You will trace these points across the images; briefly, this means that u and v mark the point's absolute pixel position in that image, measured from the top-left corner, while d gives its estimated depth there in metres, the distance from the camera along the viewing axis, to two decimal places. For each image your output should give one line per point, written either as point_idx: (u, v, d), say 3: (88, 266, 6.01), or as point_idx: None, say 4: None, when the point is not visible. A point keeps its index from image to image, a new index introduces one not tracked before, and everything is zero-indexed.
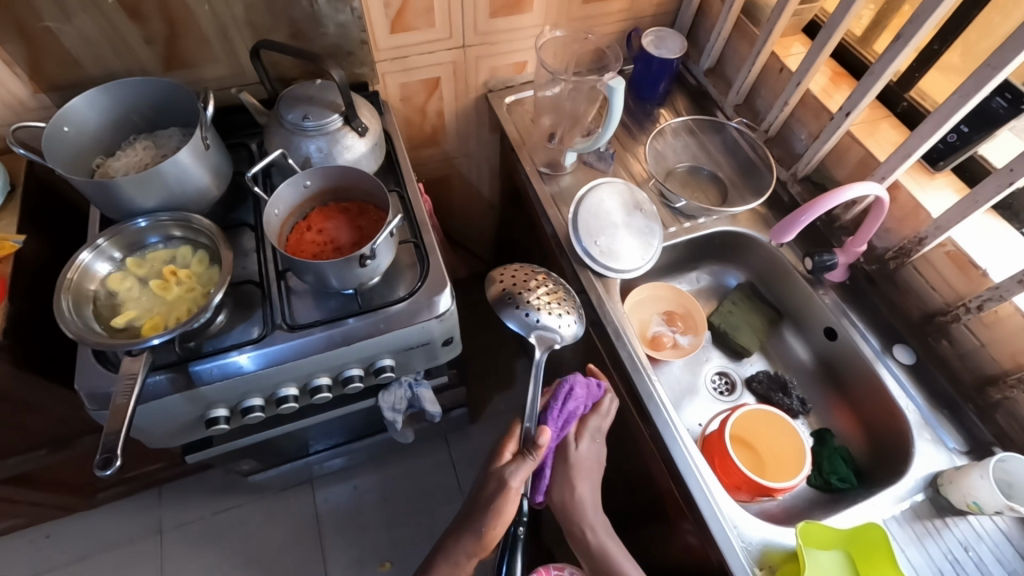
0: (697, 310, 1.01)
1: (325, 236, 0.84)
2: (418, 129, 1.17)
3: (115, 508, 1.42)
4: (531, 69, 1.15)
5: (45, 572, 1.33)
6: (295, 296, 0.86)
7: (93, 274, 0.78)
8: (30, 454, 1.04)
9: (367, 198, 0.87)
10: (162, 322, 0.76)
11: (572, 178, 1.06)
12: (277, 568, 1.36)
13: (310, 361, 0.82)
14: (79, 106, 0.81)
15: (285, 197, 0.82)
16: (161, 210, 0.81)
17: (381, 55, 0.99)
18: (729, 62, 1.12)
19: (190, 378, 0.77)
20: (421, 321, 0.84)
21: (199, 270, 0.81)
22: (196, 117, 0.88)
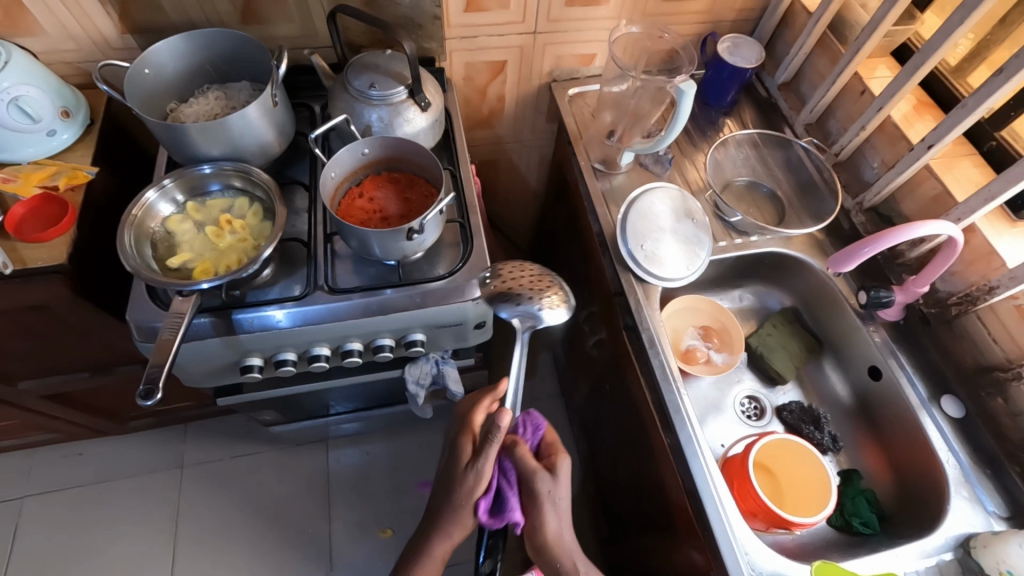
0: (734, 329, 0.99)
1: (374, 205, 0.85)
2: (476, 110, 1.17)
3: (143, 437, 1.50)
4: (597, 62, 1.13)
5: (75, 486, 1.42)
6: (338, 259, 0.87)
7: (155, 213, 0.81)
8: (76, 374, 1.11)
9: (420, 172, 0.87)
10: (212, 268, 0.78)
11: (624, 178, 1.04)
12: (284, 519, 1.41)
13: (344, 324, 0.84)
14: (160, 50, 0.84)
15: (342, 161, 0.83)
16: (225, 159, 0.84)
17: (450, 32, 0.99)
18: (805, 78, 1.07)
19: (231, 324, 0.80)
20: (456, 301, 0.85)
21: (253, 223, 0.83)
22: (267, 74, 0.90)
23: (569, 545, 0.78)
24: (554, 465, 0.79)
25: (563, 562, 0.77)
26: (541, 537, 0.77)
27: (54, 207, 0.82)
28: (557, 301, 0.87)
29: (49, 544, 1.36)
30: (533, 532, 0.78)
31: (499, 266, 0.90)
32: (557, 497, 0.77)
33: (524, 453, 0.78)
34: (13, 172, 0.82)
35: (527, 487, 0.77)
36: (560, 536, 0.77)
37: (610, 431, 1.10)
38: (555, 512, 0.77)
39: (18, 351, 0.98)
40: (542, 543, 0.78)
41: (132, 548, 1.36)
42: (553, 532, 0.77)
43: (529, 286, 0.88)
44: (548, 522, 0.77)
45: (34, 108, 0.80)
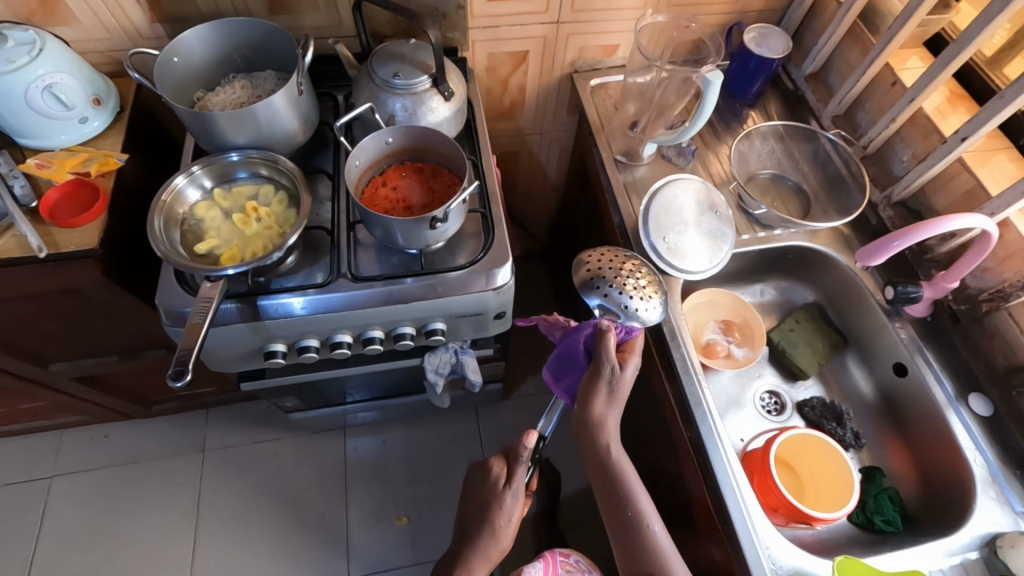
0: (756, 323, 0.98)
1: (398, 194, 0.85)
2: (498, 101, 1.17)
3: (166, 421, 1.53)
4: (621, 53, 1.12)
5: (102, 467, 1.46)
6: (361, 248, 0.88)
7: (183, 199, 0.82)
8: (104, 357, 1.13)
9: (443, 162, 0.88)
10: (239, 254, 0.80)
11: (647, 170, 1.04)
12: (303, 504, 1.44)
13: (366, 312, 0.85)
14: (189, 38, 0.85)
15: (367, 150, 0.84)
16: (251, 148, 0.84)
17: (474, 22, 0.99)
18: (833, 70, 1.05)
19: (257, 311, 0.81)
20: (477, 291, 0.86)
21: (278, 210, 0.84)
22: (292, 63, 0.91)
23: (611, 430, 0.77)
24: (629, 359, 0.79)
25: (598, 438, 0.77)
26: (588, 412, 0.78)
27: (87, 192, 0.84)
28: (650, 292, 0.84)
29: (77, 523, 1.40)
30: (583, 404, 0.78)
31: (583, 256, 0.90)
32: (622, 379, 0.77)
33: (607, 340, 0.78)
34: (47, 159, 0.84)
35: (596, 363, 0.78)
36: (605, 420, 0.77)
37: (629, 423, 1.10)
38: (613, 394, 0.77)
39: (51, 333, 1.01)
40: (588, 416, 0.78)
41: (155, 528, 1.40)
42: (601, 410, 0.77)
43: (614, 270, 0.86)
44: (600, 400, 0.77)
45: (68, 95, 0.82)
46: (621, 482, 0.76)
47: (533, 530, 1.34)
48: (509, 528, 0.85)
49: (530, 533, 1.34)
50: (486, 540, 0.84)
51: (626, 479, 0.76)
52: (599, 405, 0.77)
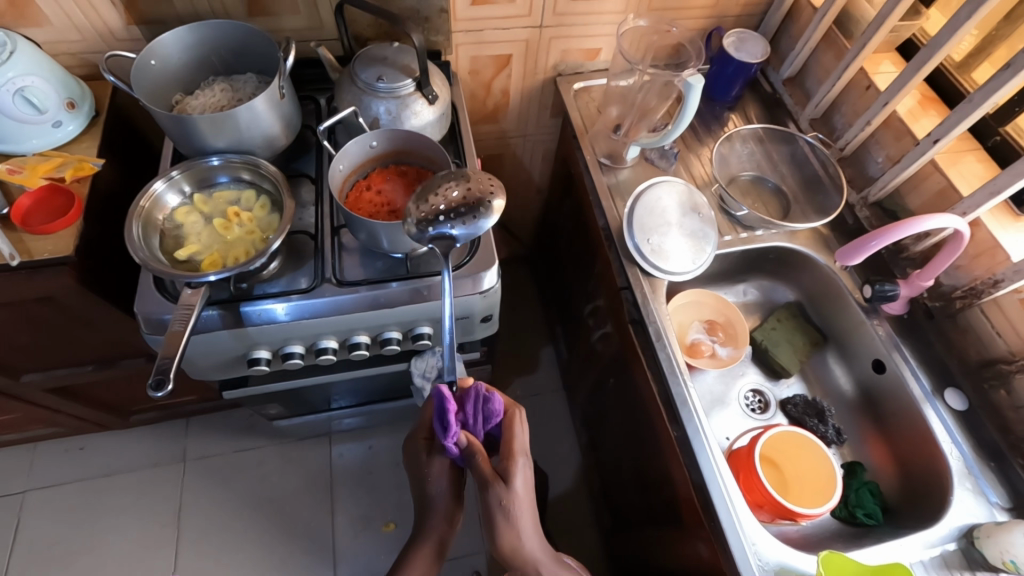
0: (739, 323, 0.99)
1: (383, 198, 0.85)
2: (482, 104, 1.17)
3: (145, 431, 1.49)
4: (603, 57, 1.13)
5: (77, 481, 1.42)
6: (346, 252, 0.87)
7: (163, 204, 0.81)
8: (80, 367, 1.10)
9: (428, 165, 0.88)
10: (221, 259, 0.78)
11: (630, 172, 1.05)
12: (288, 513, 1.42)
13: (352, 317, 0.84)
14: (167, 41, 0.84)
15: (351, 154, 0.83)
16: (232, 151, 0.83)
17: (457, 26, 0.99)
18: (810, 74, 1.08)
19: (240, 317, 0.80)
20: (464, 294, 0.86)
21: (260, 215, 0.83)
22: (273, 66, 0.90)
23: (531, 551, 0.71)
24: (513, 466, 0.72)
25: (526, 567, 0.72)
26: (502, 547, 0.71)
27: (62, 199, 0.82)
28: None
29: (52, 538, 1.35)
30: (493, 542, 0.72)
31: None
32: (516, 502, 0.70)
33: (478, 453, 0.72)
34: (19, 164, 0.82)
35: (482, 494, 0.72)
36: (522, 547, 0.71)
37: (616, 423, 1.11)
38: (517, 515, 0.70)
39: (24, 343, 0.98)
40: (503, 553, 0.72)
41: (135, 542, 1.36)
42: (514, 542, 0.71)
43: None
44: (508, 529, 0.71)
45: (40, 99, 0.80)
46: None
47: None
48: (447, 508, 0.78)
49: None
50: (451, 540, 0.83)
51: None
52: (515, 541, 0.71)
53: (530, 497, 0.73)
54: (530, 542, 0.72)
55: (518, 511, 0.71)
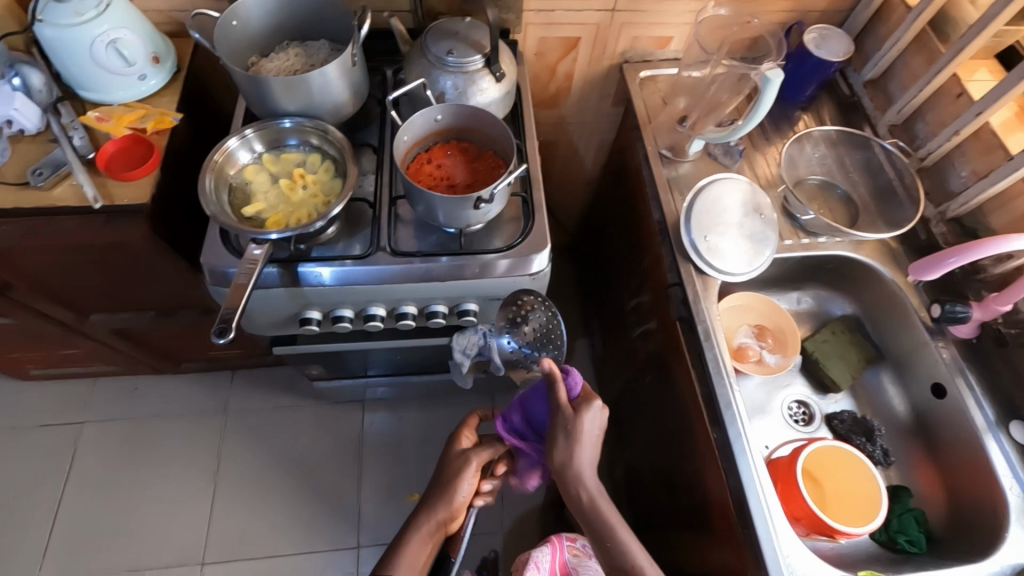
0: (790, 331, 0.96)
1: (442, 172, 0.85)
2: (544, 87, 1.16)
3: (191, 380, 1.57)
4: (674, 46, 1.10)
5: (128, 419, 1.51)
6: (401, 223, 0.89)
7: (234, 161, 0.83)
8: (141, 314, 1.16)
9: (488, 144, 0.88)
10: (284, 220, 0.81)
11: (691, 167, 1.02)
12: (317, 472, 1.47)
13: (403, 286, 0.86)
14: (249, 3, 0.86)
15: (416, 125, 0.84)
16: (302, 116, 0.85)
17: (529, 5, 0.98)
18: (894, 77, 1.02)
19: (297, 277, 0.83)
20: (513, 275, 0.86)
21: (324, 179, 0.85)
22: (346, 34, 0.92)
23: (583, 474, 0.77)
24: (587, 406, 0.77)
25: (575, 488, 0.77)
26: (554, 462, 0.77)
27: (142, 148, 0.85)
28: None
29: (103, 468, 1.45)
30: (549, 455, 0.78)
31: None
32: (584, 441, 0.76)
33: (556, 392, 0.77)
34: (107, 113, 0.86)
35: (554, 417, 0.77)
36: (574, 465, 0.76)
37: (649, 424, 1.10)
38: (587, 451, 0.77)
39: (94, 286, 1.04)
40: (556, 468, 0.77)
41: (176, 481, 1.45)
42: (565, 460, 0.76)
43: None
44: (564, 450, 0.76)
45: (130, 52, 0.83)
46: (602, 518, 0.77)
47: (540, 518, 1.36)
48: (467, 487, 0.86)
49: (536, 521, 1.36)
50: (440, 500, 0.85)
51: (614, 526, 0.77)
52: (574, 459, 0.76)
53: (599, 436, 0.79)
54: (585, 475, 0.77)
55: (595, 429, 0.77)
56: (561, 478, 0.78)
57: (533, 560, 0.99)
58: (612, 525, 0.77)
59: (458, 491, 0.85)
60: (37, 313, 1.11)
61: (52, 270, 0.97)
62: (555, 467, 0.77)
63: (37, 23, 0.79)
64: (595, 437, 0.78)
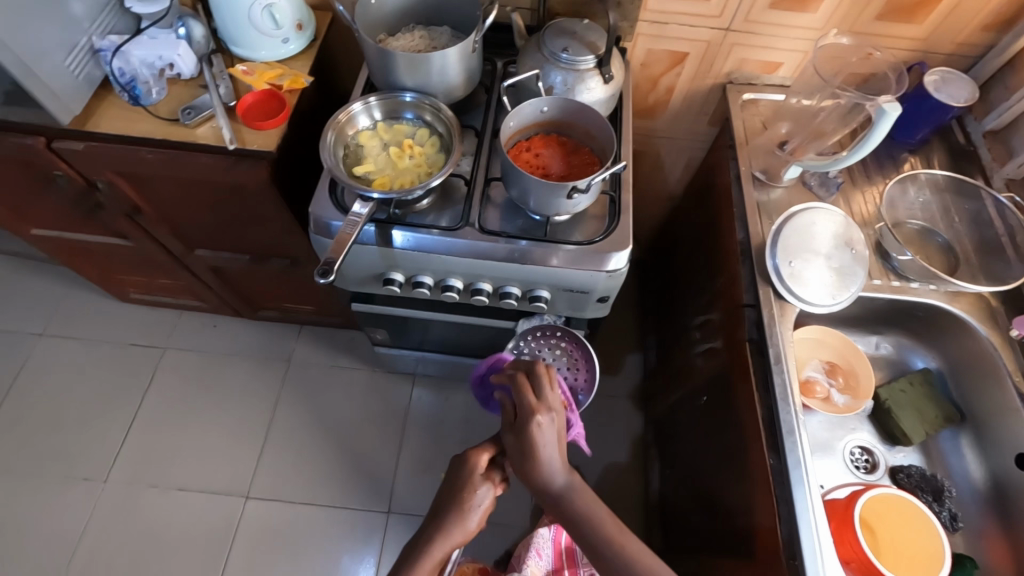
0: (864, 372, 0.93)
1: (540, 161, 0.89)
2: (643, 98, 1.18)
3: (263, 327, 1.69)
4: (783, 72, 1.09)
5: (204, 352, 1.65)
6: (491, 204, 0.93)
7: (353, 124, 0.91)
8: (238, 256, 1.27)
9: (586, 141, 0.91)
10: (389, 183, 0.87)
11: (783, 193, 1.01)
12: (362, 433, 1.54)
13: (484, 263, 0.90)
14: None
15: (523, 114, 0.88)
16: (420, 92, 0.92)
17: (645, 15, 1.01)
18: (1019, 131, 0.97)
19: (389, 238, 0.89)
20: (590, 269, 0.89)
21: (429, 152, 0.90)
22: (470, 23, 0.98)
23: (551, 470, 0.78)
24: (542, 408, 0.77)
25: (548, 486, 0.78)
26: (522, 466, 0.78)
27: (275, 103, 0.93)
28: None
29: (176, 392, 1.59)
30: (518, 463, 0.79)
31: None
32: (543, 441, 0.77)
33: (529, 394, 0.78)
34: (252, 68, 0.96)
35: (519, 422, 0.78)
36: (539, 462, 0.77)
37: (698, 445, 1.08)
38: (547, 449, 0.77)
39: (206, 223, 1.15)
40: (524, 471, 0.79)
41: (236, 416, 1.56)
42: (535, 461, 0.77)
43: None
44: (526, 450, 0.77)
45: (281, 16, 0.93)
46: (573, 509, 0.78)
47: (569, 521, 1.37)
48: (479, 513, 0.81)
49: None
50: (454, 527, 0.79)
51: (589, 513, 0.77)
52: (541, 457, 0.77)
53: (559, 439, 0.79)
54: (554, 472, 0.78)
55: (556, 425, 0.79)
56: (524, 474, 0.79)
57: (535, 546, 1.03)
58: (584, 512, 0.77)
59: (469, 519, 0.80)
60: (153, 240, 1.24)
61: (176, 203, 1.08)
62: (524, 472, 0.79)
63: None
64: (551, 438, 0.78)
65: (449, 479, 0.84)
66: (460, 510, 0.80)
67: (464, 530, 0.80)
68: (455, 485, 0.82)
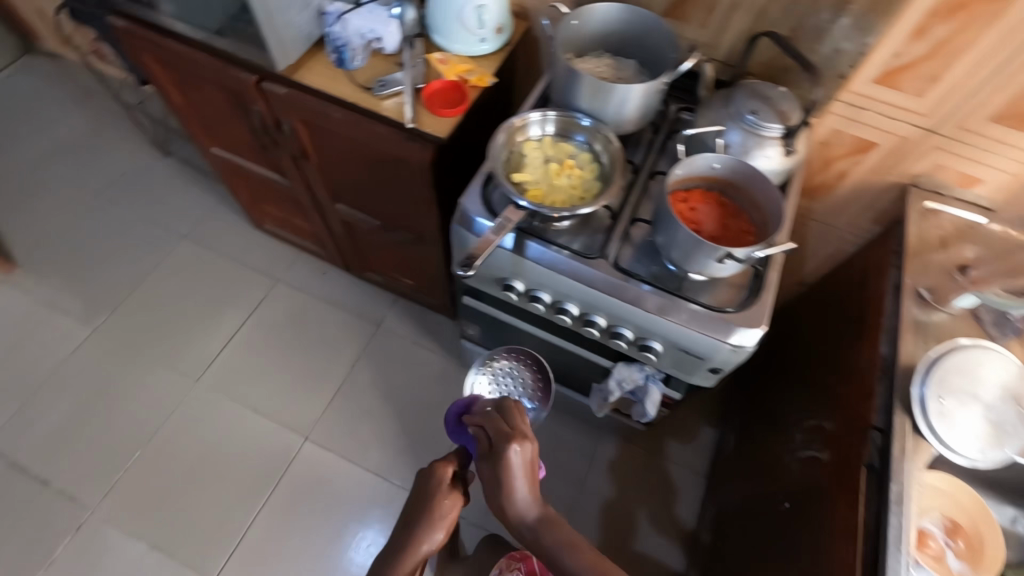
0: (989, 541, 0.82)
1: (695, 216, 0.86)
2: (809, 176, 1.12)
3: (365, 288, 1.79)
4: (982, 190, 0.98)
5: (309, 294, 1.77)
6: (630, 242, 0.92)
7: (523, 132, 0.93)
8: (371, 220, 1.36)
9: (748, 208, 0.88)
10: (542, 196, 0.88)
11: (946, 320, 0.91)
12: (424, 416, 1.59)
13: (606, 299, 0.89)
14: (595, 12, 0.97)
15: (693, 166, 0.87)
16: (595, 118, 0.93)
17: (843, 96, 0.95)
18: None
19: (523, 247, 0.90)
20: (714, 337, 0.85)
21: (587, 177, 0.91)
22: (659, 64, 0.99)
23: (524, 496, 0.77)
24: (515, 438, 0.78)
25: (518, 508, 0.77)
26: (493, 488, 0.78)
27: (455, 95, 0.98)
28: None
29: (276, 322, 1.72)
30: (489, 485, 0.78)
31: None
32: (516, 468, 0.77)
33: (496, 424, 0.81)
34: (447, 58, 1.02)
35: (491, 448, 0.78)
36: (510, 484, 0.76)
37: (766, 551, 1.00)
38: (517, 476, 0.77)
39: (357, 184, 1.24)
40: (493, 494, 0.78)
41: (319, 361, 1.66)
42: (505, 484, 0.77)
43: None
44: (501, 474, 0.77)
45: (486, 17, 0.97)
46: (544, 539, 0.76)
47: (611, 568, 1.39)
48: (446, 524, 0.81)
49: None
50: (421, 535, 0.79)
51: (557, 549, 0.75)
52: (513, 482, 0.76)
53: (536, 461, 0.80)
54: (525, 498, 0.77)
55: (530, 453, 0.79)
56: (496, 506, 0.79)
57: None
58: (551, 545, 0.75)
59: (433, 533, 0.79)
60: (307, 185, 1.35)
61: (339, 159, 1.18)
62: (494, 494, 0.78)
63: None
64: (524, 463, 0.77)
65: (414, 498, 0.84)
66: (426, 519, 0.80)
67: (431, 541, 0.79)
68: (422, 502, 0.82)
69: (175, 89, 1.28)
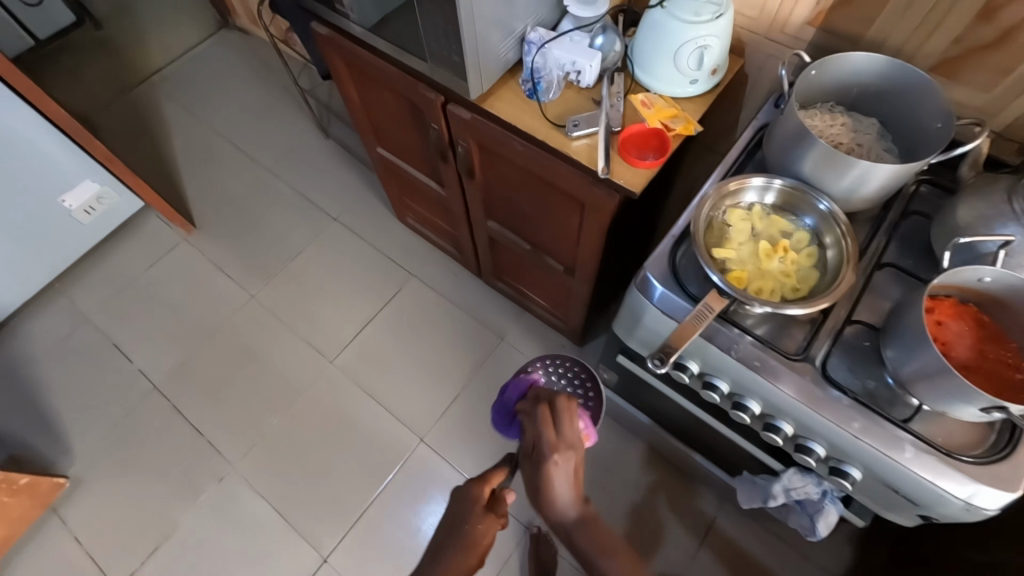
0: None
1: (944, 336, 0.70)
2: None
3: (493, 296, 1.78)
4: None
5: (438, 293, 1.79)
6: (842, 346, 0.78)
7: (730, 198, 0.82)
8: (520, 242, 1.31)
9: (1017, 334, 0.70)
10: (747, 280, 0.77)
11: None
12: None
13: (805, 413, 0.75)
14: (847, 63, 0.82)
15: (953, 275, 0.70)
16: (819, 192, 0.79)
17: None
18: None
19: (712, 333, 0.78)
20: (944, 489, 0.69)
21: (802, 263, 0.78)
22: (915, 131, 0.82)
23: (565, 493, 0.80)
24: (560, 445, 0.81)
25: (559, 505, 0.81)
26: (538, 486, 0.82)
27: (654, 141, 0.89)
28: None
29: (405, 316, 1.76)
30: (535, 484, 0.83)
31: None
32: (561, 471, 0.80)
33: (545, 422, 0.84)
34: (651, 100, 0.92)
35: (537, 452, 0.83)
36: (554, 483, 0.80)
37: None
38: (560, 475, 0.80)
39: (518, 209, 1.19)
40: (541, 491, 0.82)
41: (441, 363, 1.68)
42: (549, 482, 0.80)
43: None
44: (545, 475, 0.81)
45: (707, 59, 0.86)
46: (578, 537, 0.80)
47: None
48: (485, 540, 0.84)
49: None
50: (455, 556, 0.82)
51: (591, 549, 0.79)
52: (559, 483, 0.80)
53: (578, 465, 0.82)
54: (566, 496, 0.80)
55: (575, 457, 0.82)
56: (538, 501, 0.83)
57: None
58: (586, 542, 0.79)
59: (472, 544, 0.83)
60: (463, 198, 1.33)
61: (507, 184, 1.13)
62: (540, 490, 0.82)
63: (656, 6, 0.84)
64: (571, 472, 0.81)
65: (448, 518, 0.89)
66: (460, 541, 0.83)
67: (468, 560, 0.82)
68: (456, 523, 0.86)
69: (356, 92, 1.29)
